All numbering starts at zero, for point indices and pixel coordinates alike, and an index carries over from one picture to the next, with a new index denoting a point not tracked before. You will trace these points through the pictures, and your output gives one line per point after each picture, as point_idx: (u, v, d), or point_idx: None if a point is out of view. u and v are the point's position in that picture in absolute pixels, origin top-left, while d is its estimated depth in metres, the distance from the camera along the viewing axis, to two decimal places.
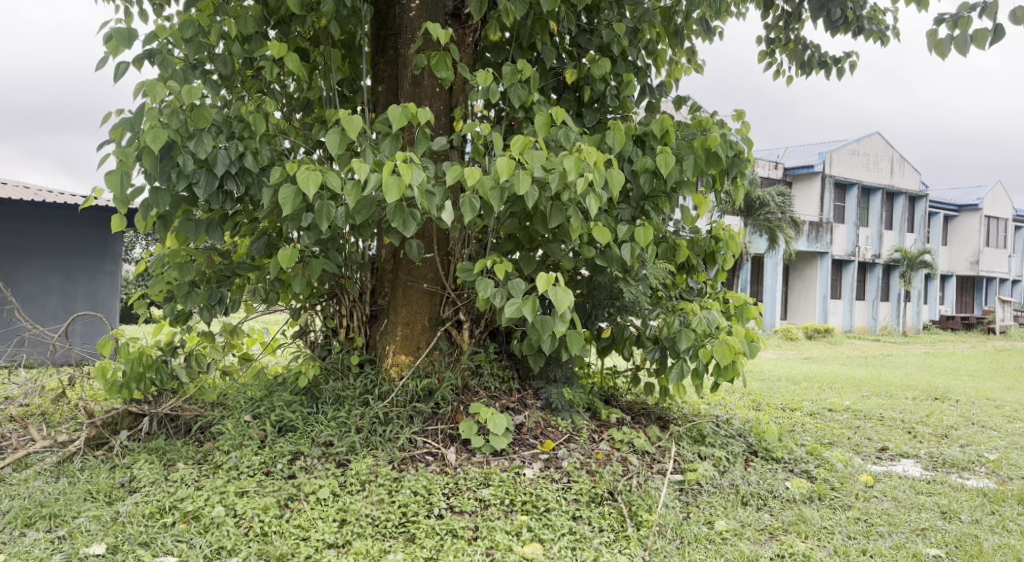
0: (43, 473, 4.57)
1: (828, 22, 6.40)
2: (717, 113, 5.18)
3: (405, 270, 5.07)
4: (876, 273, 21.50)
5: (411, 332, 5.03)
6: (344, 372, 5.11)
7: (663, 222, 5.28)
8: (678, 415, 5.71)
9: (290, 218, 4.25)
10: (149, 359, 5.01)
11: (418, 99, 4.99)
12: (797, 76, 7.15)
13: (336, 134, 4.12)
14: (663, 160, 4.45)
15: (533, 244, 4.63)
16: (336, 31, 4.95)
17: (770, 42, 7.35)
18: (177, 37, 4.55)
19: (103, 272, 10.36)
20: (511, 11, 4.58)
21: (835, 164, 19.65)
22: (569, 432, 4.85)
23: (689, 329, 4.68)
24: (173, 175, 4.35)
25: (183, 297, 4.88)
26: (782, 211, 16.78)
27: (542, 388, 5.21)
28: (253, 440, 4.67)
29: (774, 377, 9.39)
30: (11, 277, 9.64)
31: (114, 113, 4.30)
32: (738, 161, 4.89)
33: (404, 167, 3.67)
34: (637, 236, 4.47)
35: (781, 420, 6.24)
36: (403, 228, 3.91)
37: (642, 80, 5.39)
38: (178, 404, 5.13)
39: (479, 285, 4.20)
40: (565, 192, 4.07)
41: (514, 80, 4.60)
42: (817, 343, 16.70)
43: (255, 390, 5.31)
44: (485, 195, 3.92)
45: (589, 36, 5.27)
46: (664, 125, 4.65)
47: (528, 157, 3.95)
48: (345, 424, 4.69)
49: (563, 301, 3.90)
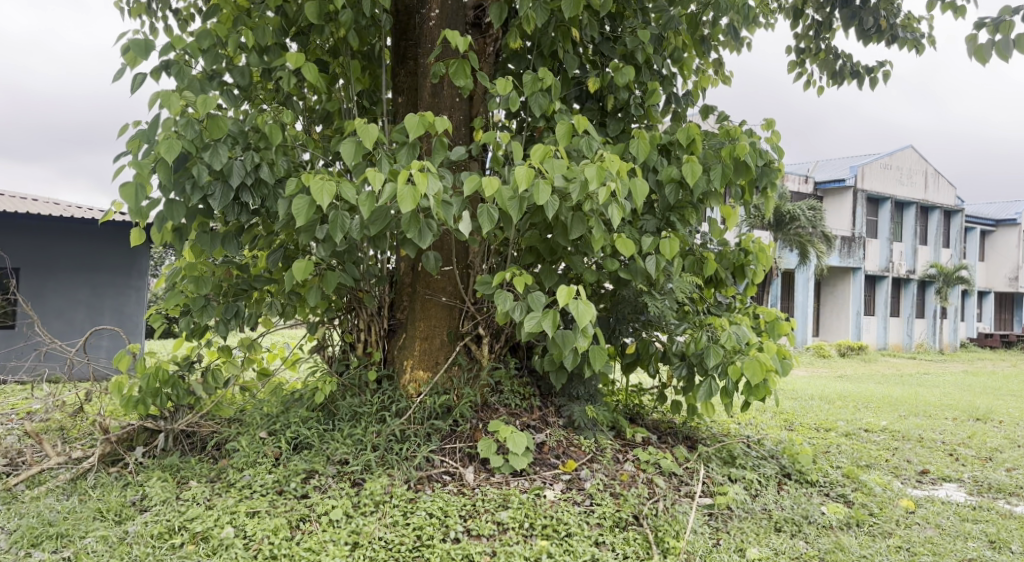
0: (56, 491, 4.50)
1: (860, 30, 6.32)
2: (744, 122, 5.00)
3: (424, 284, 4.95)
4: (911, 289, 20.98)
5: (430, 346, 4.89)
6: (361, 388, 4.99)
7: (690, 234, 5.10)
8: (706, 435, 5.50)
9: (304, 230, 4.16)
10: (166, 374, 4.91)
11: (437, 109, 4.90)
12: (828, 86, 6.93)
13: (352, 145, 4.03)
14: (689, 169, 4.30)
15: (555, 257, 4.49)
16: (355, 40, 4.86)
17: (800, 52, 7.16)
18: (195, 48, 4.42)
19: (130, 287, 10.29)
20: (532, 18, 4.46)
21: (867, 178, 19.27)
22: (593, 452, 4.67)
23: (718, 345, 4.49)
24: (187, 187, 4.28)
25: (199, 311, 4.79)
26: (813, 226, 16.46)
27: (564, 405, 5.03)
28: (267, 458, 4.55)
29: (807, 396, 9.11)
30: (38, 292, 9.73)
31: (131, 125, 4.24)
32: (769, 171, 4.73)
33: (420, 176, 3.56)
34: (662, 248, 4.32)
35: (815, 441, 6.00)
36: (419, 239, 3.80)
37: (668, 88, 5.24)
38: (194, 420, 5.03)
39: (498, 298, 4.05)
40: (587, 202, 3.92)
41: (536, 88, 4.47)
42: (850, 361, 16.28)
43: (272, 406, 5.16)
44: (504, 206, 3.78)
45: (613, 44, 5.11)
46: (691, 134, 4.48)
47: (548, 167, 3.80)
48: (362, 441, 4.56)
49: (584, 315, 3.76)
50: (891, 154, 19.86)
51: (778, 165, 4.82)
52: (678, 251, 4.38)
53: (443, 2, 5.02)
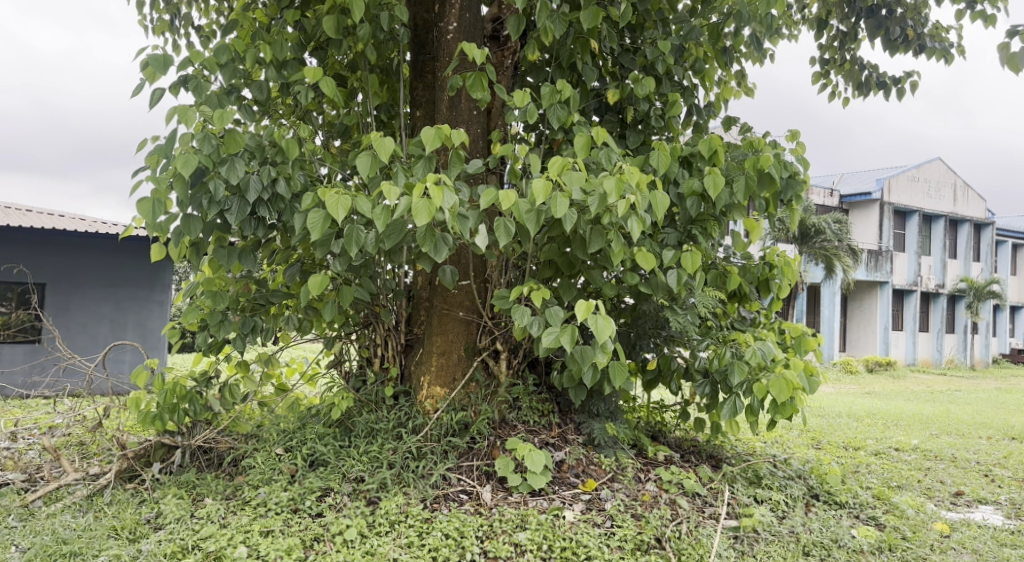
0: (72, 507, 4.48)
1: (886, 40, 6.20)
2: (769, 134, 4.90)
3: (441, 298, 4.89)
4: (940, 304, 20.56)
5: (447, 362, 4.82)
6: (378, 404, 4.92)
7: (712, 247, 4.98)
8: (731, 454, 5.36)
9: (320, 244, 4.11)
10: (184, 389, 4.81)
11: (454, 122, 4.85)
12: (854, 97, 6.80)
13: (368, 158, 3.98)
14: (711, 181, 4.20)
15: (574, 271, 4.40)
16: (373, 55, 4.81)
17: (825, 63, 7.05)
18: (213, 62, 4.40)
19: (152, 301, 10.37)
20: (550, 30, 4.40)
21: (894, 191, 19.00)
22: (614, 470, 4.57)
23: (742, 362, 4.38)
24: (204, 202, 4.25)
25: (216, 325, 4.72)
26: (839, 239, 16.22)
27: (584, 422, 4.92)
28: (283, 475, 4.50)
29: (834, 413, 8.89)
30: (64, 307, 9.82)
31: (149, 140, 4.22)
32: (794, 183, 4.60)
33: (435, 189, 3.50)
34: (683, 261, 4.22)
35: (844, 460, 5.82)
36: (435, 252, 3.74)
37: (689, 100, 5.15)
38: (211, 436, 5.03)
39: (516, 313, 3.98)
40: (606, 215, 3.84)
41: (554, 100, 4.41)
42: (878, 377, 15.96)
43: (288, 422, 5.10)
44: (521, 218, 3.73)
45: (632, 55, 5.04)
46: (713, 145, 4.39)
47: (566, 179, 3.74)
48: (378, 459, 4.49)
49: (603, 331, 3.67)
50: (918, 166, 19.57)
51: (803, 177, 4.70)
52: (700, 265, 4.28)
53: (461, 15, 4.98)
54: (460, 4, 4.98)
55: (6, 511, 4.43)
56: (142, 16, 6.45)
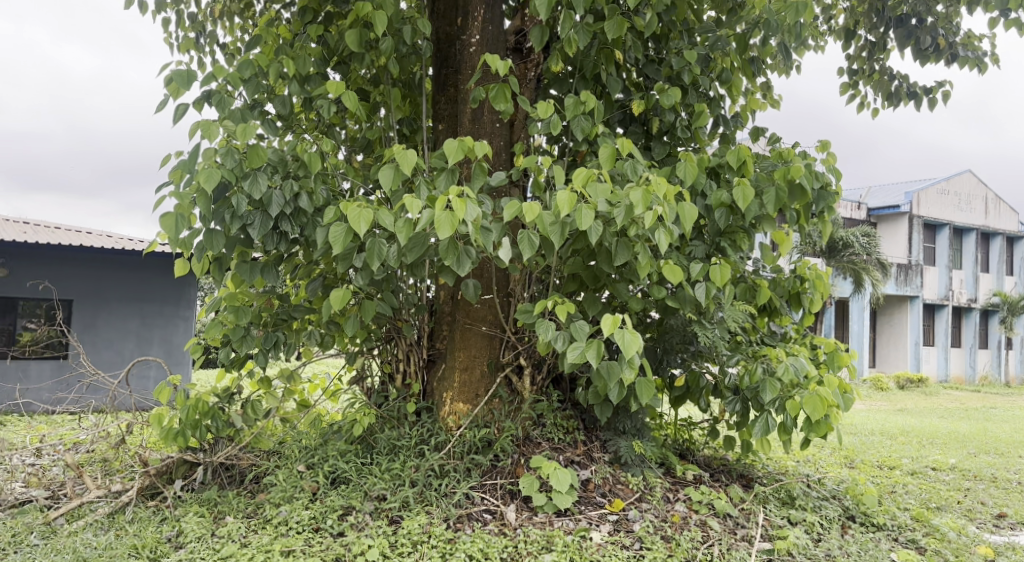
0: (94, 525, 4.44)
1: (917, 49, 6.06)
2: (798, 145, 4.78)
3: (463, 313, 4.81)
4: (972, 319, 20.12)
5: (470, 378, 4.74)
6: (400, 421, 4.84)
7: (741, 261, 4.86)
8: (762, 473, 5.21)
9: (342, 258, 4.06)
10: (206, 405, 4.77)
11: (477, 135, 4.80)
12: (883, 108, 6.65)
13: (390, 171, 3.93)
14: (741, 193, 4.10)
15: (599, 285, 4.31)
16: (395, 68, 4.76)
17: (853, 73, 6.91)
18: (236, 77, 4.39)
19: (179, 317, 10.44)
20: (573, 41, 4.35)
21: (923, 204, 18.71)
22: (642, 490, 4.45)
23: (775, 378, 4.25)
24: (226, 217, 4.21)
25: (239, 341, 4.66)
26: (868, 253, 15.96)
27: (610, 440, 4.81)
28: (304, 493, 4.43)
29: (867, 431, 8.67)
30: (90, 323, 9.90)
31: (173, 155, 4.21)
32: (825, 194, 4.48)
33: (458, 202, 3.44)
34: (712, 274, 4.12)
35: (880, 480, 5.64)
36: (458, 266, 3.68)
37: (716, 110, 5.06)
38: (233, 453, 4.95)
39: (540, 328, 3.89)
40: (633, 227, 3.76)
41: (578, 112, 4.34)
42: (910, 394, 15.61)
43: (310, 438, 5.03)
44: (545, 231, 3.66)
45: (657, 66, 4.97)
46: (741, 156, 4.29)
47: (591, 191, 3.67)
48: (400, 477, 4.41)
49: (630, 346, 3.58)
50: (948, 179, 19.26)
51: (835, 188, 4.58)
52: (729, 278, 4.17)
53: (484, 28, 4.96)
54: (483, 17, 4.96)
55: (28, 528, 4.41)
56: (168, 34, 6.49)
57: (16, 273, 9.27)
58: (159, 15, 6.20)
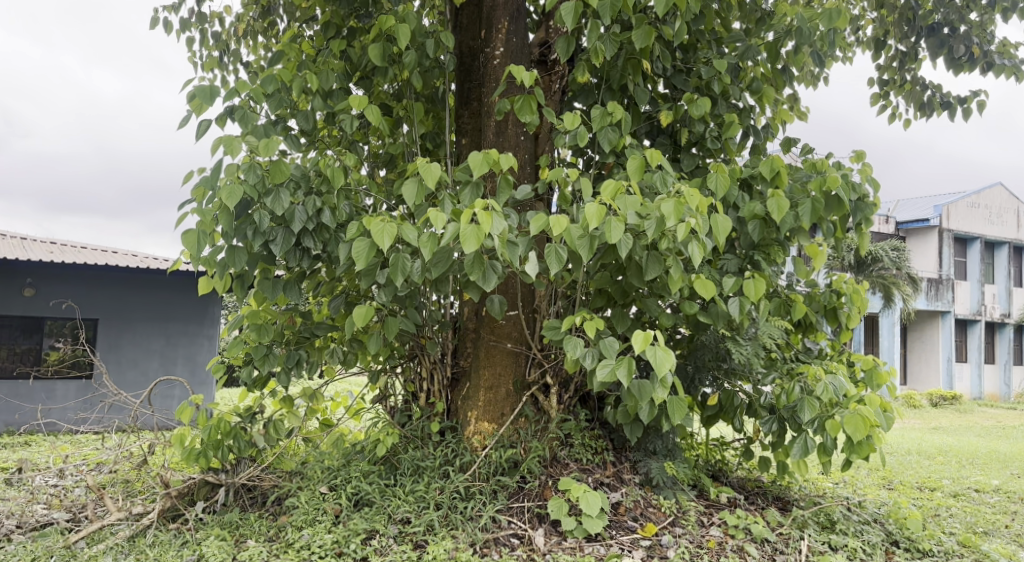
0: (114, 549, 4.37)
1: (950, 59, 5.90)
2: (832, 155, 4.63)
3: (488, 329, 4.70)
4: (1006, 334, 19.64)
5: (495, 397, 4.62)
6: (424, 441, 4.72)
7: (774, 275, 4.70)
8: (799, 495, 5.03)
9: (365, 274, 3.98)
10: (228, 425, 4.70)
11: (502, 148, 4.70)
12: (915, 119, 6.47)
13: (414, 184, 3.84)
14: (775, 205, 3.98)
15: (627, 300, 4.19)
16: (418, 82, 4.68)
17: (883, 84, 6.74)
18: (259, 92, 4.34)
19: (202, 335, 10.46)
20: (600, 51, 4.25)
21: (953, 218, 18.37)
22: (674, 514, 4.31)
23: (813, 397, 4.11)
24: (249, 233, 4.14)
25: (261, 360, 4.59)
26: (897, 268, 15.68)
27: (640, 461, 4.66)
28: (327, 516, 4.33)
29: (903, 451, 8.40)
30: (115, 343, 9.90)
31: (196, 172, 4.15)
32: (863, 206, 4.34)
33: (484, 215, 3.34)
34: (746, 289, 3.99)
35: (922, 502, 5.42)
36: (483, 281, 3.58)
37: (746, 121, 4.94)
38: (255, 473, 4.85)
39: (568, 345, 3.78)
40: (664, 240, 3.65)
41: (605, 123, 4.24)
42: (944, 412, 15.22)
43: (333, 458, 4.93)
44: (573, 245, 3.55)
45: (685, 76, 4.87)
46: (775, 166, 4.16)
47: (620, 204, 3.57)
48: (424, 499, 4.30)
49: (663, 364, 3.45)
50: (978, 193, 18.90)
51: (873, 200, 4.43)
52: (763, 293, 4.03)
53: (508, 40, 4.88)
54: (507, 29, 4.89)
55: (48, 552, 4.34)
56: (192, 52, 6.48)
57: (42, 292, 9.33)
58: (183, 34, 6.21)
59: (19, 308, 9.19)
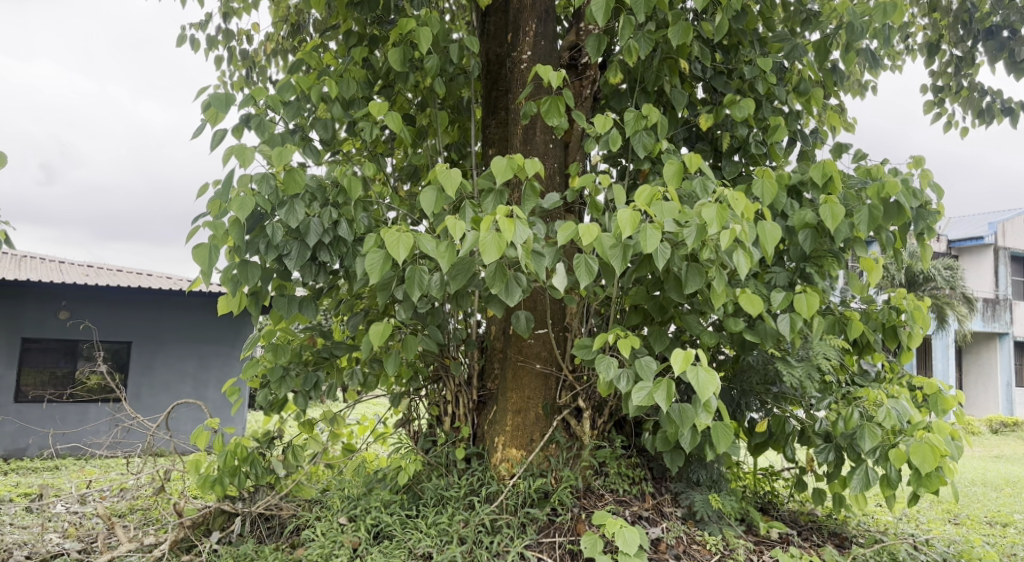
0: None
1: (1011, 62, 5.47)
2: (887, 161, 4.26)
3: (516, 349, 4.40)
4: None
5: (523, 421, 4.30)
6: (449, 468, 4.41)
7: (827, 290, 4.32)
8: (859, 532, 4.60)
9: (382, 290, 3.72)
10: (245, 451, 4.43)
11: (530, 156, 4.43)
12: (974, 126, 6.02)
13: (433, 192, 3.56)
14: (828, 211, 3.62)
15: (664, 317, 3.87)
16: (442, 88, 4.42)
17: (939, 91, 6.30)
18: (276, 100, 4.12)
19: (234, 357, 10.34)
20: (634, 50, 3.97)
21: (1009, 236, 17.56)
22: (721, 552, 3.95)
23: (873, 424, 3.73)
24: (262, 248, 3.89)
25: (276, 382, 4.31)
26: (951, 287, 15.03)
27: (682, 492, 4.31)
28: (344, 550, 4.04)
29: (967, 482, 7.86)
30: (148, 365, 9.80)
31: (211, 183, 3.93)
32: (925, 213, 3.96)
33: (506, 222, 3.06)
34: (797, 304, 3.61)
35: (995, 540, 4.95)
36: (506, 295, 3.30)
37: (793, 125, 4.59)
38: (273, 502, 4.59)
39: (600, 365, 3.48)
40: (704, 249, 3.32)
41: (639, 127, 3.94)
42: (1007, 439, 14.40)
43: (355, 486, 4.65)
44: (604, 255, 3.24)
45: (726, 78, 4.55)
46: (827, 170, 3.82)
47: (655, 211, 3.27)
48: (447, 533, 3.98)
49: (705, 386, 3.12)
50: None
51: (936, 207, 4.05)
52: (816, 308, 3.66)
53: (536, 43, 4.61)
54: (535, 31, 4.63)
55: None
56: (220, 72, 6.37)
57: (76, 315, 9.31)
58: (211, 52, 6.10)
59: (54, 331, 9.17)
